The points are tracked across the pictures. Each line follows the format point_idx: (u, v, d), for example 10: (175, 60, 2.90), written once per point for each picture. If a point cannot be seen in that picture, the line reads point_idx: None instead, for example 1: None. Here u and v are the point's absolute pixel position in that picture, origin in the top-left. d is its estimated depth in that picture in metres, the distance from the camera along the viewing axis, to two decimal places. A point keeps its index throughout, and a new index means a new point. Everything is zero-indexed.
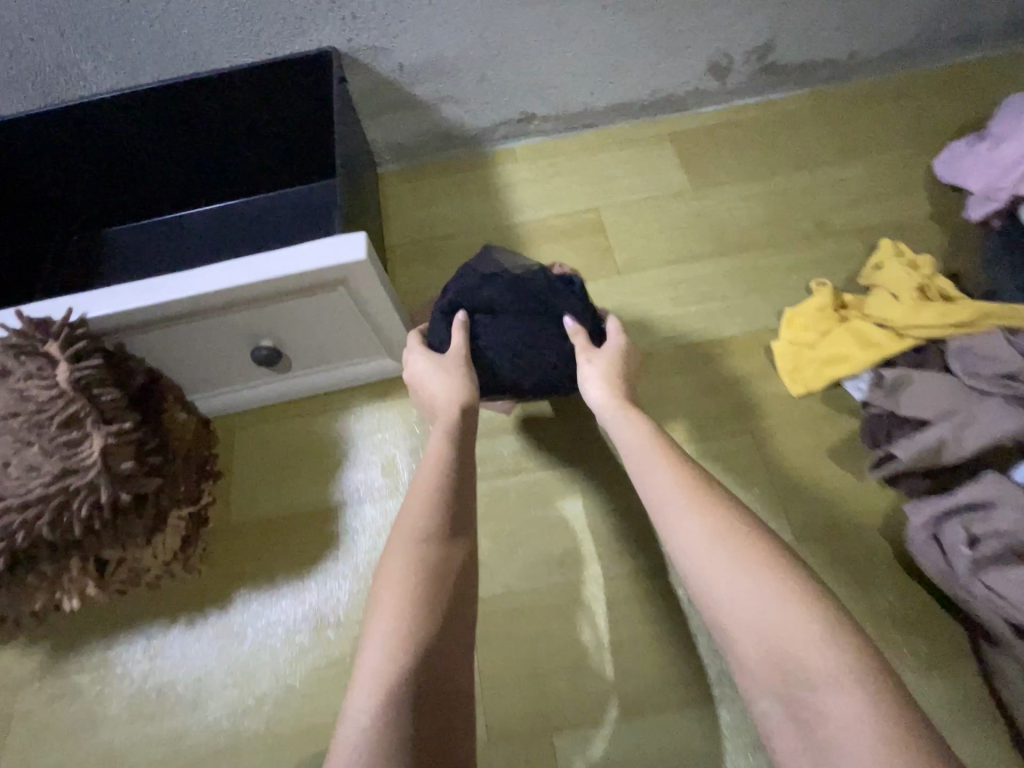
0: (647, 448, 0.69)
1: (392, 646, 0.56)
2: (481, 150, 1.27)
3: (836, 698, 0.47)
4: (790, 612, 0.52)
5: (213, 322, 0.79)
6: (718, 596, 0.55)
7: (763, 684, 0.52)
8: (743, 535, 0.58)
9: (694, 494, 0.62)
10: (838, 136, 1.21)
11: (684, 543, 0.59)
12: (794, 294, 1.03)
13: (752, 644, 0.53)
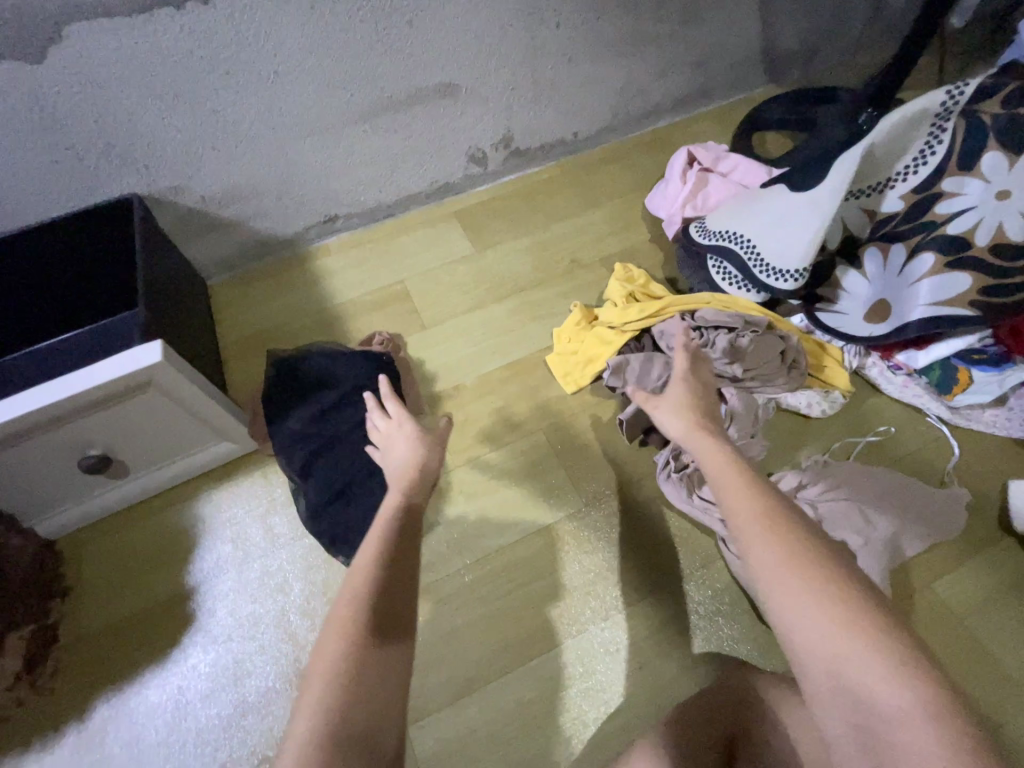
0: (724, 476, 0.73)
1: (319, 716, 0.51)
2: (298, 250, 1.49)
3: (911, 727, 0.50)
4: (864, 650, 0.54)
5: (30, 445, 0.87)
6: (790, 617, 0.57)
7: (838, 715, 0.54)
8: (833, 572, 0.59)
9: (770, 521, 0.65)
10: (579, 193, 1.57)
11: (761, 567, 0.62)
12: (560, 317, 1.31)
13: (822, 668, 0.55)
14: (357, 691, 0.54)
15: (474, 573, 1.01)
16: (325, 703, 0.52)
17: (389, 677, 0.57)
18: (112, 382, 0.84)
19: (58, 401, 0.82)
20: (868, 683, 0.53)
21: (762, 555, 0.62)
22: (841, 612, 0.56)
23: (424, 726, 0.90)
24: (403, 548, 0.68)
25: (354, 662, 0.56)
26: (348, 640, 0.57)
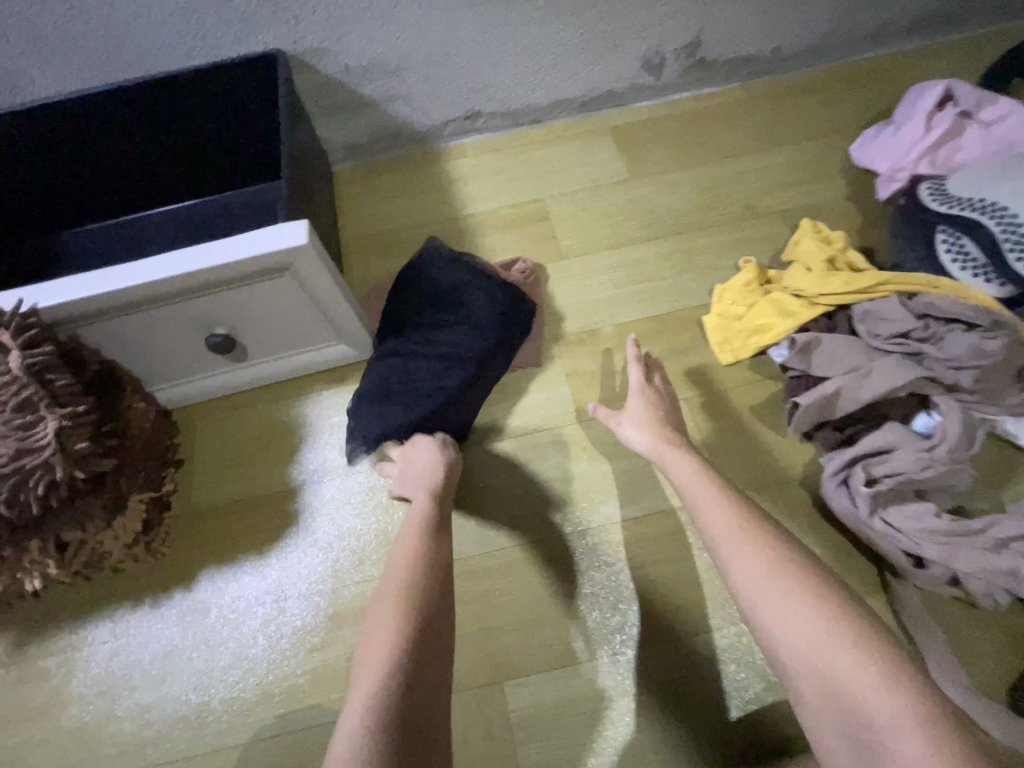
0: (696, 490, 0.69)
1: (377, 686, 0.56)
2: (431, 147, 1.33)
3: (896, 735, 0.47)
4: (850, 657, 0.52)
5: (168, 310, 0.82)
6: (775, 630, 0.56)
7: (832, 729, 0.51)
8: (806, 579, 0.58)
9: (747, 532, 0.62)
10: (765, 126, 1.30)
11: (742, 581, 0.60)
12: (723, 272, 1.11)
13: (815, 685, 0.53)
14: (406, 652, 0.59)
15: (590, 538, 0.90)
16: (382, 668, 0.58)
17: (434, 646, 0.62)
18: (258, 260, 0.77)
19: (206, 271, 0.76)
20: (856, 689, 0.50)
21: (742, 574, 0.60)
22: (819, 620, 0.54)
23: (519, 685, 0.82)
24: (434, 542, 0.73)
25: (398, 632, 0.61)
26: (396, 611, 0.64)
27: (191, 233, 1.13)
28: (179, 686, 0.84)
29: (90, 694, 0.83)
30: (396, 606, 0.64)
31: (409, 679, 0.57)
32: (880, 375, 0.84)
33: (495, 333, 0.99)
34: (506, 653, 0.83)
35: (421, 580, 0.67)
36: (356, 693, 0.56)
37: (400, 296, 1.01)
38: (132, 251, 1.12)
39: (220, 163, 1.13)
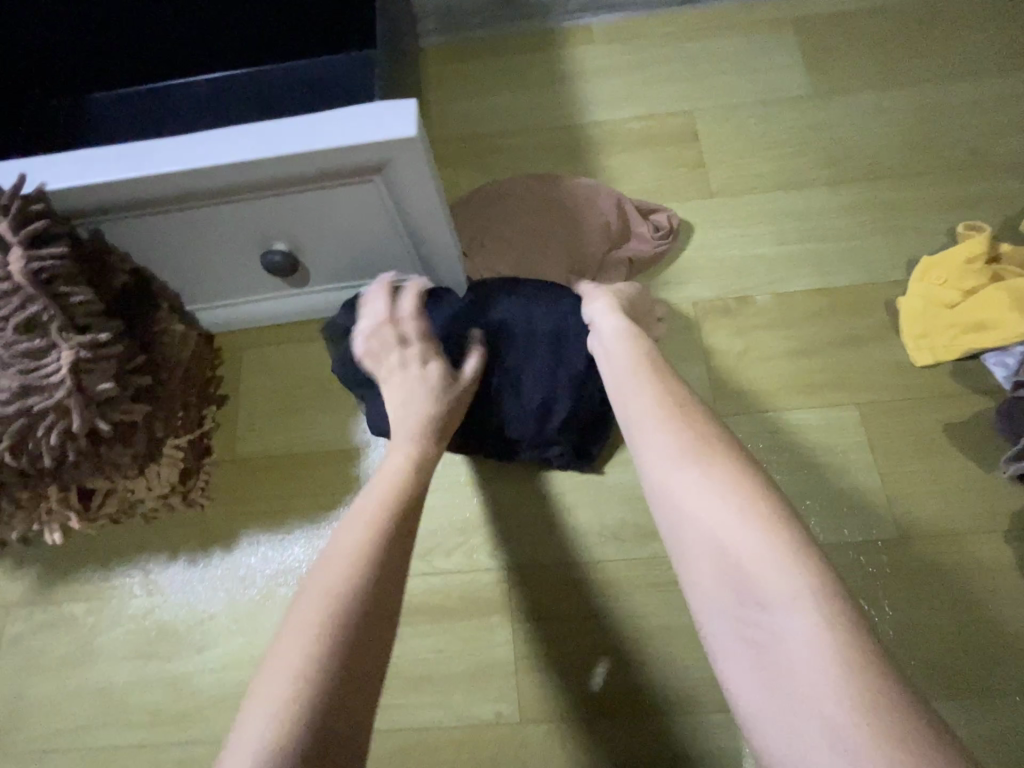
0: (617, 365, 0.57)
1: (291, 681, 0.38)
2: (548, 24, 1.02)
3: (785, 624, 0.37)
4: (755, 536, 0.40)
5: (215, 211, 0.62)
6: (676, 507, 0.44)
7: (721, 617, 0.40)
8: (722, 454, 0.45)
9: (668, 407, 0.50)
10: (1015, 36, 0.94)
11: (653, 462, 0.48)
12: (931, 239, 0.83)
13: (713, 565, 0.41)
14: (334, 685, 0.39)
15: None
16: (292, 679, 0.38)
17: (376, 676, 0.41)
18: (340, 154, 0.55)
19: (269, 163, 0.55)
20: (757, 570, 0.39)
21: (653, 452, 0.48)
22: (728, 494, 0.43)
23: (612, 726, 0.68)
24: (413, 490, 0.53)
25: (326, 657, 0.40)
26: (344, 577, 0.44)
27: (243, 114, 0.86)
28: (216, 657, 0.73)
29: (121, 649, 0.74)
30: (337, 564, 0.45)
31: (326, 722, 0.38)
32: None
33: (571, 445, 0.74)
34: (601, 687, 0.69)
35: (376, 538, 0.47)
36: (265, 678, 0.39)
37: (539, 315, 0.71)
38: (165, 132, 0.86)
39: (283, 14, 0.83)
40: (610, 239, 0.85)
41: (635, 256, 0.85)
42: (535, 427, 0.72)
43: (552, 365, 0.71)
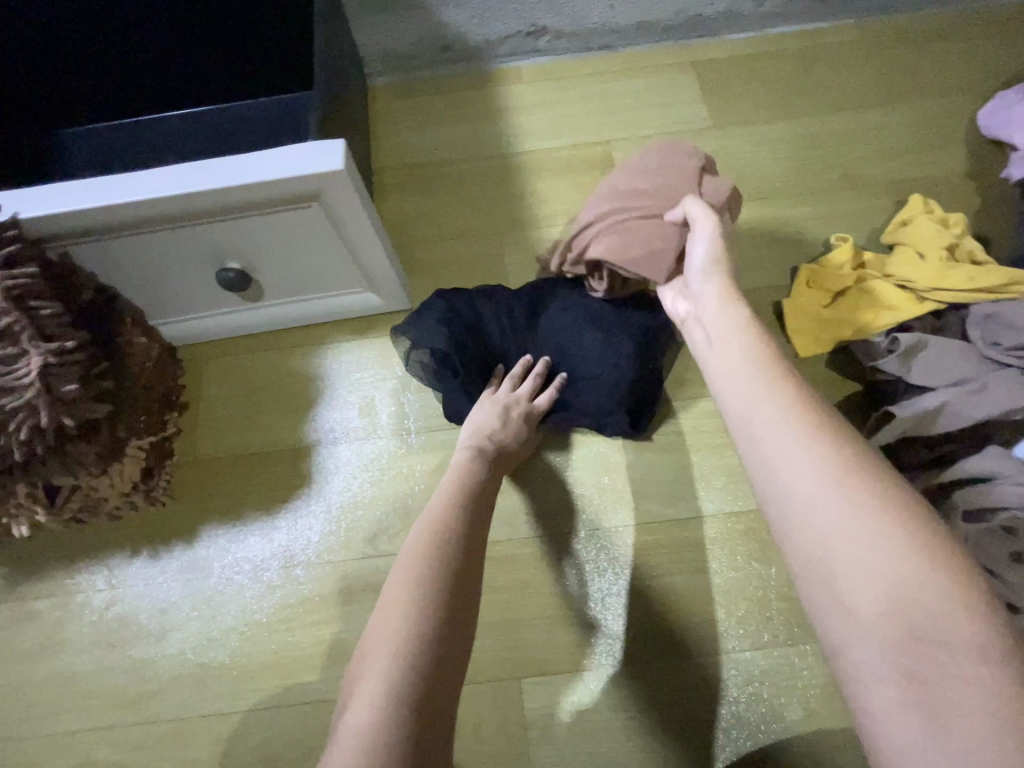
0: (740, 364, 0.54)
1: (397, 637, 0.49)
2: (483, 66, 1.15)
3: (964, 667, 0.34)
4: (930, 573, 0.37)
5: (172, 235, 0.71)
6: (825, 529, 0.41)
7: (875, 650, 0.37)
8: (881, 479, 0.42)
9: (809, 417, 0.47)
10: (881, 76, 1.10)
11: (793, 478, 0.44)
12: (810, 250, 0.96)
13: (872, 596, 0.38)
14: (431, 643, 0.50)
15: (632, 536, 0.82)
16: (399, 634, 0.50)
17: (453, 678, 0.49)
18: (279, 185, 0.64)
19: (216, 193, 0.64)
20: (926, 605, 0.37)
21: (793, 463, 0.45)
22: (884, 518, 0.40)
23: (539, 682, 0.76)
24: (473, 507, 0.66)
25: (419, 617, 0.51)
26: (425, 562, 0.57)
27: (201, 146, 0.94)
28: (177, 643, 0.79)
29: (85, 640, 0.79)
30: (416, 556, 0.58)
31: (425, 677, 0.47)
32: (993, 394, 0.72)
33: (627, 409, 0.83)
34: (529, 648, 0.77)
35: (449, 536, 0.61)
36: (378, 640, 0.50)
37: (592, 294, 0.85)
38: (129, 163, 0.94)
39: (241, 60, 0.94)
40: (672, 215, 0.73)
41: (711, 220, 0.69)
42: (594, 389, 0.82)
43: (603, 333, 0.82)
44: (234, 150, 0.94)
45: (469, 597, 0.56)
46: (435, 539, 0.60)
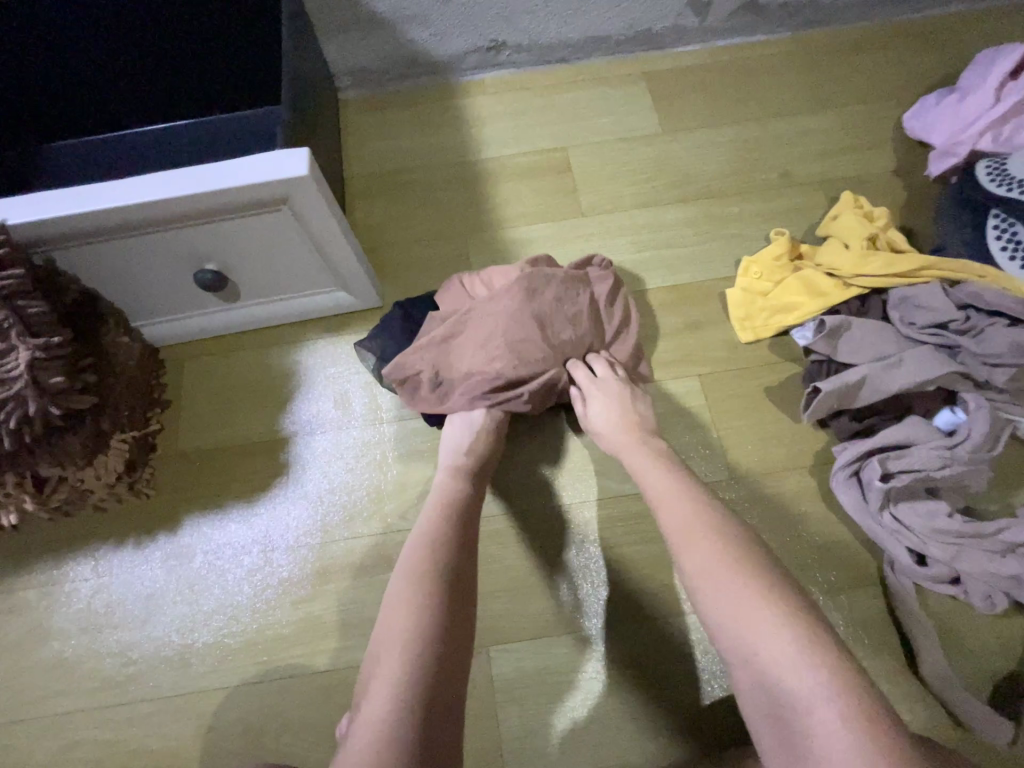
0: (659, 482, 0.68)
1: (404, 649, 0.55)
2: (448, 80, 1.22)
3: (824, 722, 0.45)
4: (787, 646, 0.49)
5: (151, 240, 0.76)
6: (713, 615, 0.54)
7: (758, 713, 0.49)
8: (752, 567, 0.55)
9: (704, 523, 0.60)
10: (815, 84, 1.19)
11: (693, 573, 0.57)
12: (752, 244, 1.04)
13: (744, 667, 0.51)
14: (434, 653, 0.56)
15: (591, 511, 0.88)
16: (407, 644, 0.56)
17: (452, 679, 0.55)
18: (250, 190, 0.70)
19: (191, 198, 0.70)
20: (785, 672, 0.48)
21: (695, 561, 0.58)
22: (761, 608, 0.52)
23: (505, 650, 0.81)
24: (467, 519, 0.71)
25: (419, 628, 0.57)
26: (422, 575, 0.62)
27: (179, 155, 0.99)
28: (161, 626, 0.83)
29: (72, 627, 0.82)
30: (416, 571, 0.63)
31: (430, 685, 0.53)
32: (909, 367, 0.79)
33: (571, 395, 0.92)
34: (495, 619, 0.82)
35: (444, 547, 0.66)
36: (387, 656, 0.55)
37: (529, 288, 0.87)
38: (110, 173, 0.98)
39: (218, 76, 0.99)
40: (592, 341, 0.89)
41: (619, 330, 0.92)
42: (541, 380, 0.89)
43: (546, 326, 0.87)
44: (210, 159, 0.99)
45: (462, 606, 0.61)
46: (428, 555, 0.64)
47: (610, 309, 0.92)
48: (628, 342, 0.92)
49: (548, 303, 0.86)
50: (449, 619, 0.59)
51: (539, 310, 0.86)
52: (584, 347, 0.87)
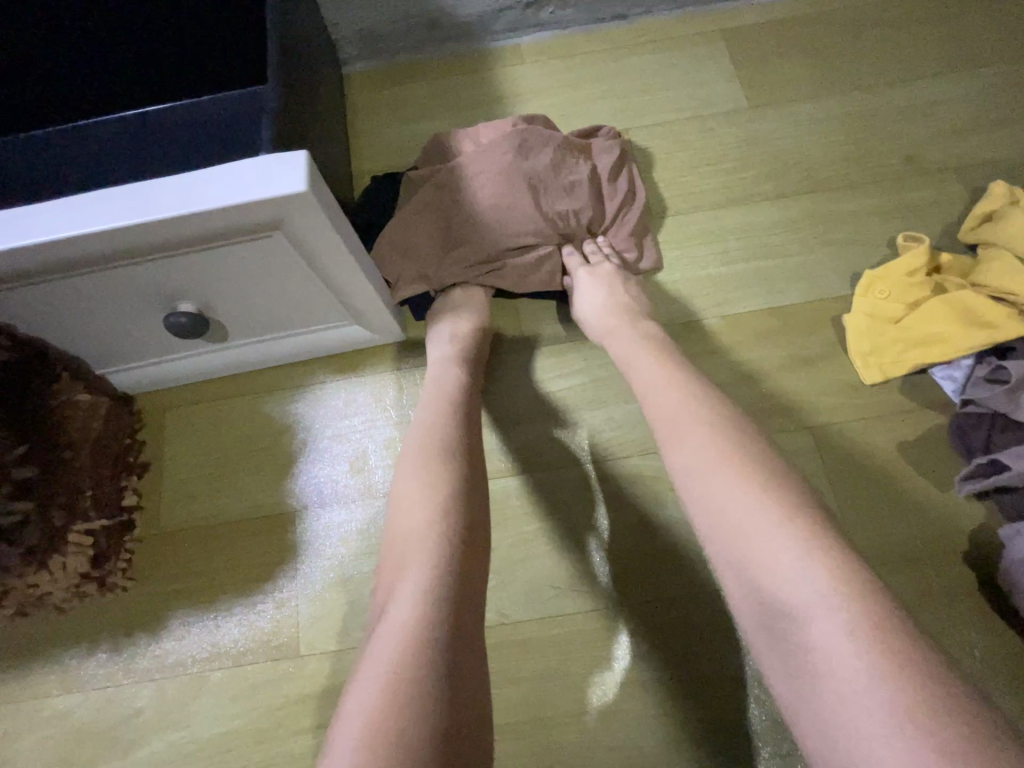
0: (647, 367, 0.58)
1: (427, 552, 0.45)
2: (476, 45, 0.98)
3: (833, 636, 0.37)
4: (793, 542, 0.41)
5: (103, 280, 0.57)
6: (706, 518, 0.46)
7: (752, 623, 0.42)
8: (749, 456, 0.47)
9: (700, 410, 0.51)
10: (942, 41, 0.93)
11: (680, 466, 0.49)
12: (871, 253, 0.82)
13: (734, 570, 0.43)
14: (452, 552, 0.45)
15: (678, 608, 0.69)
16: (423, 542, 0.46)
17: (473, 587, 0.45)
18: (226, 213, 0.50)
19: (143, 228, 0.50)
20: (785, 574, 0.40)
21: (688, 453, 0.49)
22: (767, 503, 0.43)
23: None
24: (467, 405, 0.60)
25: (441, 518, 0.47)
26: (422, 467, 0.52)
27: (126, 152, 0.73)
28: (145, 758, 0.66)
29: (35, 758, 0.66)
30: (418, 464, 0.52)
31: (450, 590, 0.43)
32: None
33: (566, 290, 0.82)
34: (565, 752, 0.65)
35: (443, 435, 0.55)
36: (405, 567, 0.44)
37: (527, 152, 0.78)
38: (38, 177, 0.73)
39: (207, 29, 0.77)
40: (590, 216, 0.78)
41: (624, 208, 0.81)
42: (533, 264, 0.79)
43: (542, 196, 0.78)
44: (164, 159, 0.73)
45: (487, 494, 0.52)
46: (443, 441, 0.54)
47: (614, 183, 0.81)
48: (631, 220, 0.81)
49: (542, 165, 0.78)
50: (466, 515, 0.48)
51: (532, 172, 0.77)
52: (581, 223, 0.78)
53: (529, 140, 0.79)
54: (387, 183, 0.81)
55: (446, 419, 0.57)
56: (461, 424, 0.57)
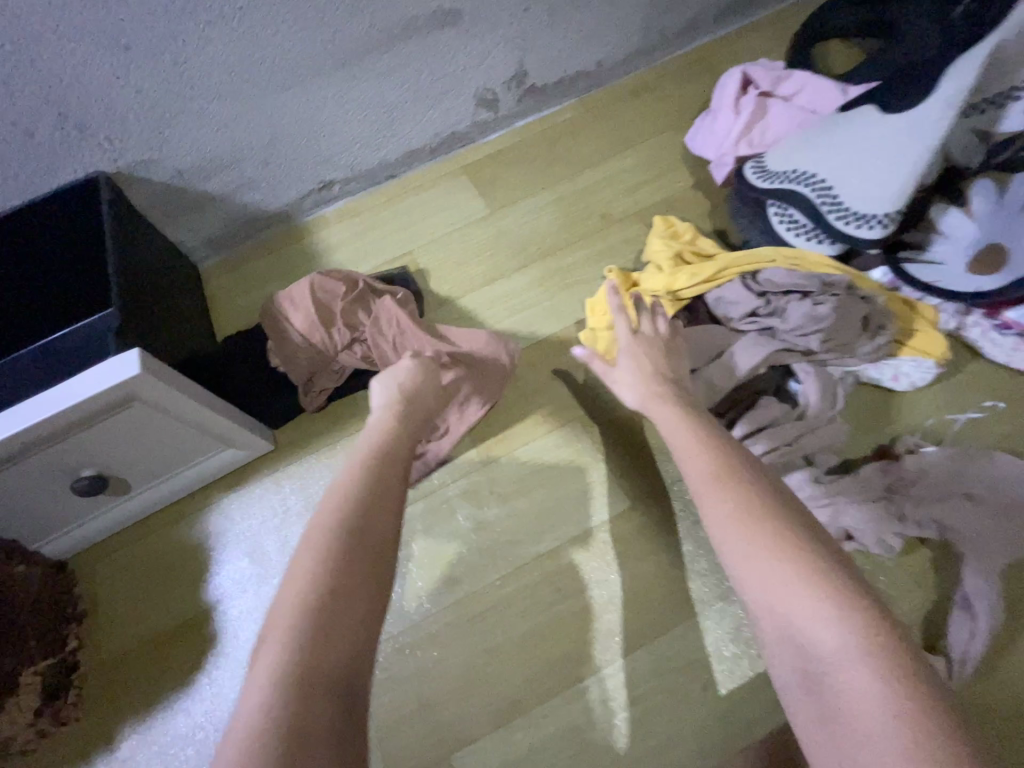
0: (688, 440, 0.71)
1: (282, 640, 0.50)
2: (293, 222, 1.32)
3: (859, 679, 0.44)
4: (804, 598, 0.50)
5: (18, 474, 0.79)
6: (739, 574, 0.56)
7: (787, 669, 0.50)
8: (763, 519, 0.57)
9: (727, 479, 0.63)
10: (609, 134, 1.34)
11: (714, 527, 0.60)
12: (592, 286, 1.15)
13: (771, 624, 0.52)
14: (310, 640, 0.50)
15: (512, 582, 0.92)
16: (286, 633, 0.51)
17: (325, 665, 0.49)
18: (91, 400, 0.73)
19: (34, 428, 0.72)
20: (802, 623, 0.49)
21: (717, 519, 0.60)
22: (782, 562, 0.53)
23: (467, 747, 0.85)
24: (383, 510, 0.65)
25: (308, 612, 0.52)
26: (308, 568, 0.56)
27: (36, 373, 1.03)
28: None
29: None
30: (303, 566, 0.57)
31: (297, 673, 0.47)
32: (737, 363, 0.90)
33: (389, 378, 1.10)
34: (451, 718, 0.86)
35: (340, 538, 0.60)
36: (261, 653, 0.50)
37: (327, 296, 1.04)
38: None
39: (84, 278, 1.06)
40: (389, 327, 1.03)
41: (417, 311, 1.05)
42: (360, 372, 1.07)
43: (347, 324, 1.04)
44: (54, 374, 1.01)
45: (362, 587, 0.56)
46: (331, 541, 0.59)
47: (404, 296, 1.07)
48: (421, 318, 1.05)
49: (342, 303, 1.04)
50: (331, 604, 0.53)
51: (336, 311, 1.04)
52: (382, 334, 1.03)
53: (327, 288, 1.04)
54: (237, 340, 1.09)
55: (350, 523, 0.62)
56: (360, 525, 0.62)
